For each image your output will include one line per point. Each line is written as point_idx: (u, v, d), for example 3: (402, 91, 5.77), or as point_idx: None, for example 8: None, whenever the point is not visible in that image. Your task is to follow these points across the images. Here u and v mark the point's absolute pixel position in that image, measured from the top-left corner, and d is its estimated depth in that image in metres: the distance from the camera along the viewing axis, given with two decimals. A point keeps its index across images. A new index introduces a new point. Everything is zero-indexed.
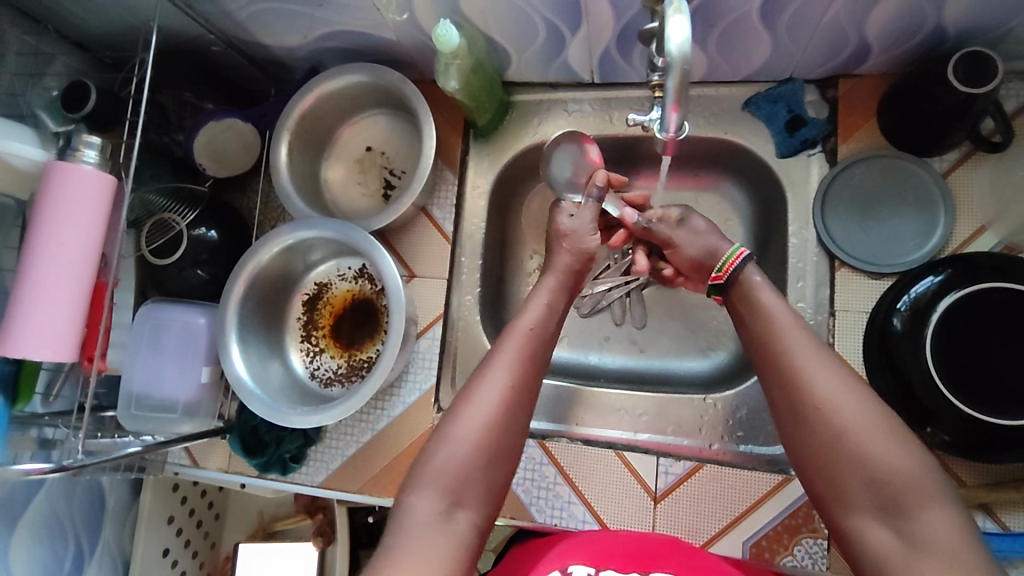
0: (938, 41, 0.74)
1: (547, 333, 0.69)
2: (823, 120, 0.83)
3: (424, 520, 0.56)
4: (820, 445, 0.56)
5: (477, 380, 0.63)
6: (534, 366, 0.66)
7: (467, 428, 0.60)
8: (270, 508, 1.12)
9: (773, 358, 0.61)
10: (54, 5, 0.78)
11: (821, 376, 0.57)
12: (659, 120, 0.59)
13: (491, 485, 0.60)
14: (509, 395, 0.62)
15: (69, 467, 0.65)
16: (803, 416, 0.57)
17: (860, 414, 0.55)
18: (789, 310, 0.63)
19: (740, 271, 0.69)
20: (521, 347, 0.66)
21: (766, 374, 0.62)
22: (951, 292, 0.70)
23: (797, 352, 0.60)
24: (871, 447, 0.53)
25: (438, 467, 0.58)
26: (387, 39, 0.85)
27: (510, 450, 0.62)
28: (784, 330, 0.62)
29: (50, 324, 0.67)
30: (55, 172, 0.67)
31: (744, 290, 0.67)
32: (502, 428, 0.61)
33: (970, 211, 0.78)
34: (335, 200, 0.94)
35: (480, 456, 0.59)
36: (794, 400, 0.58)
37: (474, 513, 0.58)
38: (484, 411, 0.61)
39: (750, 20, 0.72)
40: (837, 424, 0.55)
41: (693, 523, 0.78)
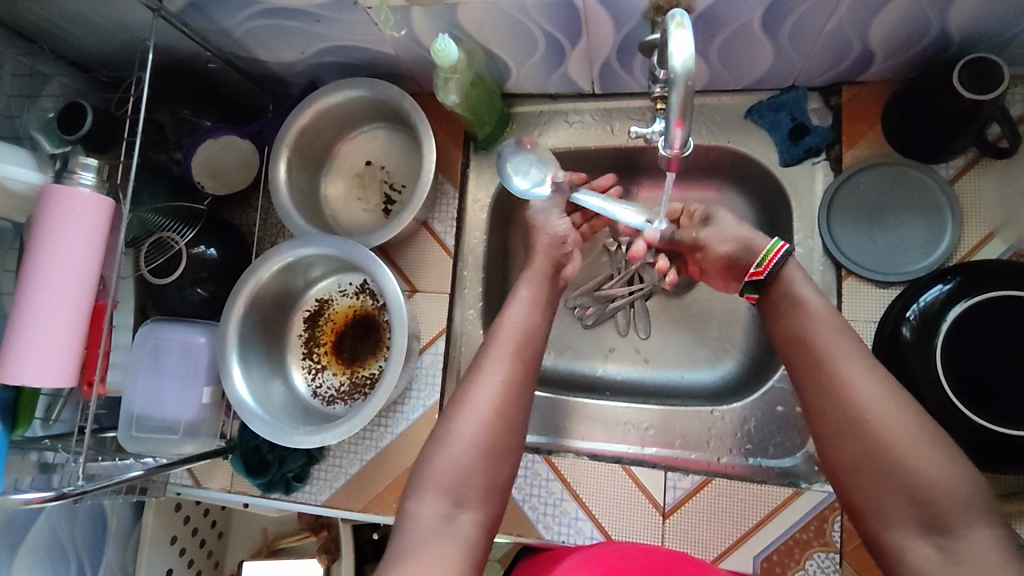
0: (942, 47, 0.73)
1: (535, 332, 0.70)
2: (826, 128, 0.83)
3: (424, 524, 0.56)
4: (864, 457, 0.55)
5: (474, 379, 0.64)
6: (528, 367, 0.67)
7: (466, 428, 0.61)
8: (274, 525, 1.12)
9: (813, 365, 0.60)
10: (50, 26, 0.77)
11: (867, 386, 0.56)
12: (662, 137, 0.57)
13: (490, 486, 0.60)
14: (504, 395, 0.63)
15: (69, 494, 0.64)
16: (847, 425, 0.56)
17: (905, 427, 0.54)
18: (832, 313, 0.62)
19: (782, 266, 0.67)
20: (513, 347, 0.67)
21: (803, 381, 0.60)
22: (960, 302, 0.69)
23: (842, 359, 0.58)
24: (919, 460, 0.52)
25: (437, 470, 0.59)
26: (386, 54, 0.84)
27: (509, 450, 0.62)
28: (827, 335, 0.60)
29: (49, 351, 0.66)
30: (52, 195, 0.66)
31: (777, 288, 0.67)
32: (498, 427, 0.62)
33: (977, 217, 0.77)
34: (335, 215, 0.93)
35: (478, 456, 0.60)
36: (837, 410, 0.57)
37: (478, 513, 0.58)
38: (483, 411, 0.62)
39: (751, 29, 0.71)
40: (882, 435, 0.54)
41: (703, 539, 0.77)
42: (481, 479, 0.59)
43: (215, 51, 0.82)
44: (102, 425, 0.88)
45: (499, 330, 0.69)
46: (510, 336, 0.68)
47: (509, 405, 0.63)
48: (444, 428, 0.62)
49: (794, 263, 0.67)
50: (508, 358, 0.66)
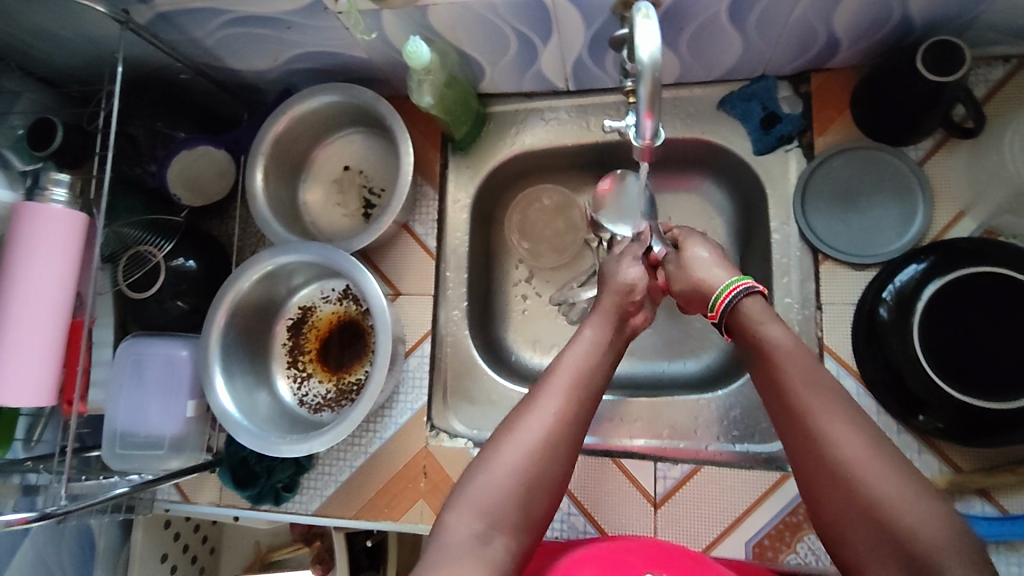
0: (905, 32, 0.74)
1: (599, 373, 0.64)
2: (797, 115, 0.84)
3: (458, 543, 0.52)
4: (847, 510, 0.51)
5: (523, 409, 0.60)
6: (585, 407, 0.61)
7: (509, 456, 0.56)
8: (266, 538, 1.12)
9: (790, 409, 0.57)
10: (15, 42, 0.76)
11: (841, 433, 0.53)
12: (634, 128, 0.58)
13: (529, 516, 0.55)
14: (559, 424, 0.58)
15: (52, 514, 0.63)
16: (826, 478, 0.53)
17: (886, 477, 0.50)
18: (804, 354, 0.59)
19: (733, 305, 0.65)
20: (571, 380, 0.62)
21: (783, 429, 0.57)
22: (935, 279, 0.71)
23: (815, 406, 0.55)
24: (903, 513, 0.49)
25: (477, 492, 0.55)
26: (359, 58, 0.84)
27: (555, 482, 0.57)
28: (797, 379, 0.57)
29: (26, 370, 0.65)
30: (24, 213, 0.65)
31: (739, 326, 0.65)
32: (547, 459, 0.57)
33: (948, 197, 0.78)
34: (315, 222, 0.93)
35: (521, 485, 0.55)
36: (817, 459, 0.54)
37: (512, 538, 0.54)
38: (531, 440, 0.57)
39: (719, 21, 0.72)
40: (863, 488, 0.51)
41: (694, 527, 0.77)
42: (521, 507, 0.55)
43: (186, 62, 0.82)
44: (86, 445, 0.86)
45: (557, 365, 0.64)
46: (571, 371, 0.63)
47: (560, 437, 0.58)
48: (490, 450, 0.57)
49: (752, 299, 0.65)
50: (565, 391, 0.61)
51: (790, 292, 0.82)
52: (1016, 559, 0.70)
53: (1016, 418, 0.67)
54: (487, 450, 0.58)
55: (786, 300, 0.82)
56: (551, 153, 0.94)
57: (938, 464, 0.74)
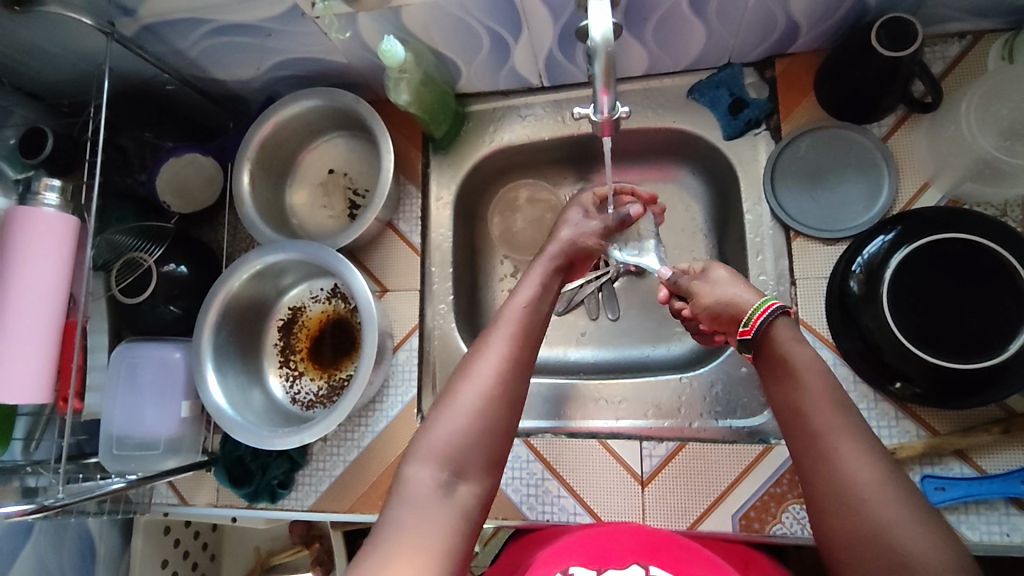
0: (861, 13, 0.77)
1: (539, 316, 0.68)
2: (763, 100, 0.86)
3: (422, 492, 0.54)
4: (854, 536, 0.52)
5: (474, 355, 0.62)
6: (529, 346, 0.64)
7: (465, 400, 0.58)
8: (267, 542, 1.12)
9: (806, 433, 0.57)
10: (6, 59, 0.79)
11: (860, 462, 0.53)
12: (593, 104, 0.60)
13: (489, 459, 0.57)
14: (511, 366, 0.61)
15: (48, 505, 0.65)
16: (838, 505, 0.53)
17: (894, 503, 0.51)
18: (828, 379, 0.59)
19: (767, 325, 0.64)
20: (518, 326, 0.65)
21: (799, 455, 0.57)
22: (902, 248, 0.73)
23: (834, 435, 0.55)
24: (905, 537, 0.49)
25: (439, 440, 0.56)
26: (339, 63, 0.87)
27: (510, 422, 0.60)
28: (816, 405, 0.57)
29: (20, 368, 0.67)
30: (17, 217, 0.68)
31: (764, 345, 0.64)
32: (501, 402, 0.59)
33: (913, 170, 0.80)
34: (302, 224, 0.95)
35: (478, 430, 0.57)
36: (829, 486, 0.54)
37: (476, 485, 0.56)
38: (484, 386, 0.59)
39: (680, 10, 0.75)
40: (872, 514, 0.51)
41: (681, 504, 0.79)
42: (482, 447, 0.57)
43: (172, 73, 0.85)
44: (85, 450, 0.88)
45: (505, 314, 0.67)
46: (515, 317, 0.66)
47: (511, 381, 0.60)
48: (447, 397, 0.59)
49: (783, 321, 0.65)
50: (514, 332, 0.64)
51: (765, 270, 0.84)
52: (995, 517, 0.71)
53: (986, 377, 0.69)
54: (444, 397, 0.60)
55: (762, 278, 0.84)
56: (529, 148, 0.97)
57: (915, 430, 0.75)
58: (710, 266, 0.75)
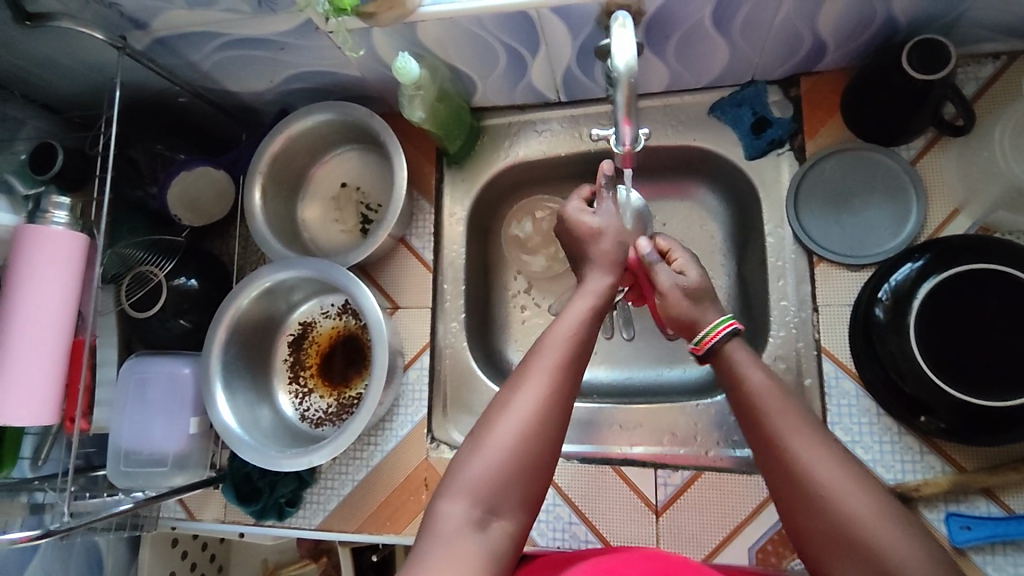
0: (891, 32, 0.74)
1: (589, 340, 0.64)
2: (788, 120, 0.84)
3: (453, 529, 0.54)
4: (828, 537, 0.52)
5: (513, 385, 0.60)
6: (576, 376, 0.61)
7: (502, 436, 0.57)
8: (274, 555, 1.11)
9: (762, 439, 0.57)
10: (18, 71, 0.79)
11: (829, 471, 0.53)
12: (613, 134, 0.58)
13: (525, 494, 0.57)
14: (551, 399, 0.59)
15: (56, 530, 0.64)
16: (807, 508, 0.53)
17: (863, 502, 0.52)
18: (785, 392, 0.59)
19: (723, 345, 0.63)
20: (563, 352, 0.61)
21: (762, 460, 0.57)
22: (930, 277, 0.70)
23: (798, 444, 0.55)
24: (879, 536, 0.50)
25: (471, 478, 0.56)
26: (353, 76, 0.86)
27: (547, 458, 0.58)
28: (776, 415, 0.57)
29: (28, 389, 0.66)
30: (26, 236, 0.67)
31: (718, 362, 0.63)
32: (535, 438, 0.57)
33: (943, 195, 0.78)
34: (314, 238, 0.94)
35: (515, 464, 0.56)
36: (794, 487, 0.54)
37: (509, 522, 0.56)
38: (519, 422, 0.57)
39: (704, 27, 0.73)
40: (842, 514, 0.52)
41: (697, 535, 0.77)
42: (517, 486, 0.56)
43: (184, 85, 0.84)
44: (92, 463, 0.87)
45: (546, 339, 0.63)
46: (562, 341, 0.62)
47: (550, 417, 0.58)
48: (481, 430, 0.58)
49: (737, 343, 0.64)
50: (560, 362, 0.61)
51: (786, 295, 0.82)
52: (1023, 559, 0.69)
53: (1016, 415, 0.67)
54: (479, 429, 0.59)
55: (783, 303, 0.82)
56: (545, 163, 0.95)
57: (941, 465, 0.73)
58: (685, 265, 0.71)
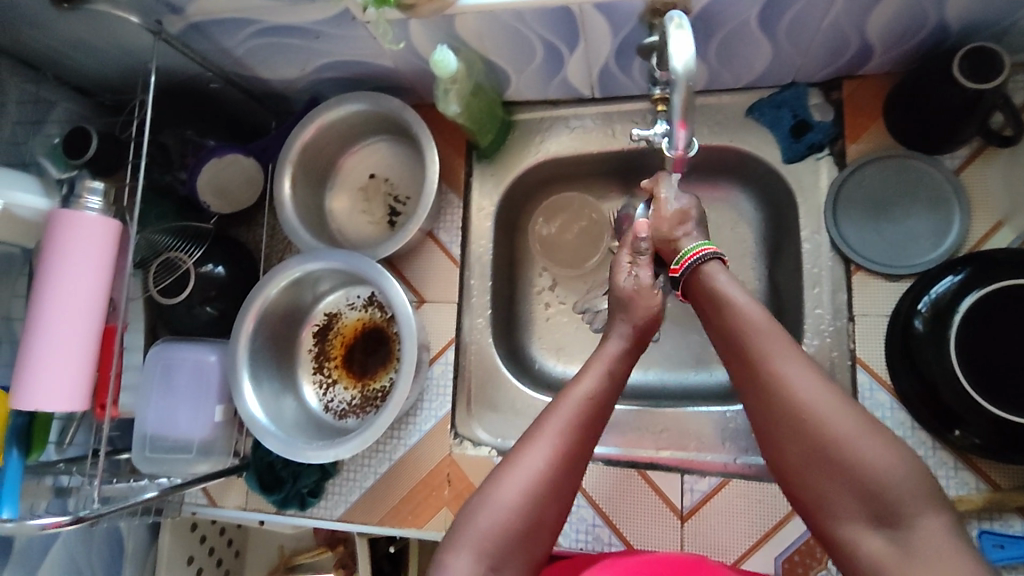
0: (942, 37, 0.72)
1: (605, 405, 0.63)
2: (829, 123, 0.82)
3: None
4: (803, 447, 0.55)
5: (525, 443, 0.60)
6: (588, 441, 0.61)
7: (509, 495, 0.57)
8: (290, 542, 1.11)
9: (743, 356, 0.60)
10: (51, 52, 0.78)
11: (803, 379, 0.56)
12: (666, 138, 0.57)
13: (526, 558, 0.56)
14: (561, 462, 0.59)
15: (85, 518, 0.64)
16: (781, 418, 0.56)
17: (835, 409, 0.54)
18: (763, 311, 0.62)
19: (697, 265, 0.68)
20: (577, 415, 0.61)
21: (745, 384, 0.60)
22: (972, 291, 0.69)
23: (773, 356, 0.58)
24: (857, 452, 0.52)
25: (480, 530, 0.55)
26: (386, 67, 0.85)
27: (549, 522, 0.58)
28: (753, 331, 0.60)
29: (60, 375, 0.66)
30: (60, 221, 0.66)
31: (700, 285, 0.67)
32: (543, 501, 0.57)
33: (986, 207, 0.76)
34: (341, 229, 0.93)
35: (519, 526, 0.56)
36: (775, 406, 0.57)
37: None
38: (529, 482, 0.57)
39: (749, 28, 0.71)
40: (824, 428, 0.54)
41: (722, 542, 0.77)
42: (519, 548, 0.56)
43: (216, 71, 0.83)
44: (116, 446, 0.88)
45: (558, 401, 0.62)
46: (579, 402, 0.62)
47: (559, 478, 0.58)
48: (489, 484, 0.58)
49: (714, 264, 0.68)
50: (575, 425, 0.61)
51: (821, 303, 0.81)
52: None
53: None
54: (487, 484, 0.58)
55: (817, 311, 0.81)
56: (576, 160, 0.94)
57: (974, 482, 0.72)
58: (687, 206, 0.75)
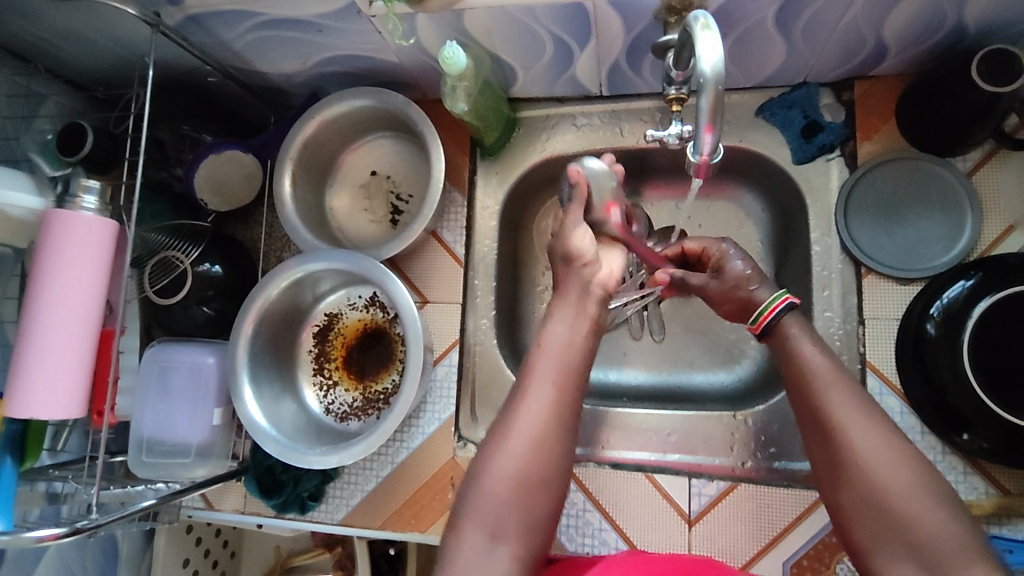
0: (958, 39, 0.72)
1: (582, 352, 0.63)
2: (839, 124, 0.82)
3: (467, 557, 0.51)
4: (862, 505, 0.53)
5: (514, 405, 0.59)
6: (575, 392, 0.61)
7: (506, 463, 0.55)
8: (287, 543, 1.10)
9: (806, 407, 0.59)
10: (43, 44, 0.75)
11: (867, 435, 0.54)
12: (691, 143, 0.56)
13: (529, 521, 0.54)
14: (550, 421, 0.58)
15: (83, 529, 0.62)
16: (843, 474, 0.55)
17: (896, 468, 0.52)
18: (832, 360, 0.60)
19: (776, 322, 0.64)
20: (554, 371, 0.61)
21: (808, 428, 0.59)
22: (987, 295, 0.68)
23: (839, 407, 0.57)
24: (908, 504, 0.51)
25: (478, 501, 0.54)
26: (390, 62, 0.82)
27: (553, 479, 0.56)
28: (821, 379, 0.59)
29: (56, 383, 0.64)
30: (54, 222, 0.64)
31: (774, 339, 0.64)
32: (540, 457, 0.56)
33: (997, 210, 0.76)
34: (342, 228, 0.91)
35: (519, 489, 0.55)
36: (832, 452, 0.56)
37: (517, 546, 0.53)
38: (524, 449, 0.56)
39: (764, 27, 0.70)
40: (882, 486, 0.52)
41: (730, 546, 0.76)
42: (520, 510, 0.54)
43: (215, 65, 0.80)
44: (110, 449, 0.85)
45: (534, 365, 0.62)
46: (556, 357, 0.62)
47: (547, 436, 0.57)
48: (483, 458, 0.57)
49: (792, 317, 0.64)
50: (555, 379, 0.60)
51: (830, 306, 0.80)
52: None
53: None
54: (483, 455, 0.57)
55: (827, 314, 0.80)
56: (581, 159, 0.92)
57: (984, 487, 0.72)
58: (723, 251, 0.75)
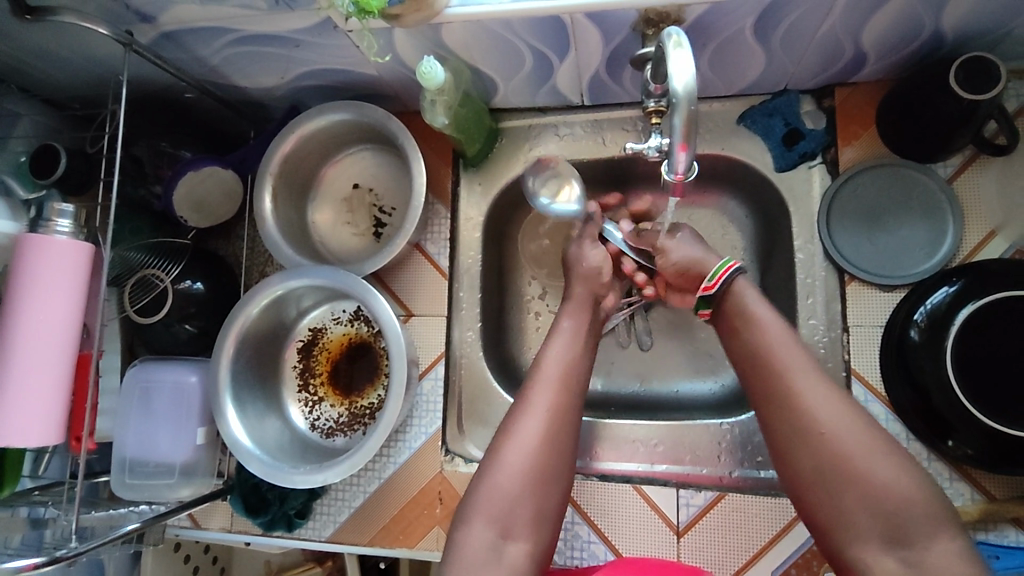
0: (936, 46, 0.72)
1: (579, 364, 0.69)
2: (821, 131, 0.82)
3: (475, 553, 0.57)
4: (817, 467, 0.56)
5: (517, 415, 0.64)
6: (574, 399, 0.66)
7: (512, 463, 0.61)
8: (276, 557, 1.05)
9: (759, 374, 0.62)
10: (15, 63, 0.74)
11: (821, 398, 0.58)
12: (665, 161, 0.56)
13: (539, 513, 0.61)
14: (553, 422, 0.64)
15: (63, 557, 0.61)
16: (796, 433, 0.58)
17: (849, 428, 0.56)
18: (783, 327, 0.64)
19: (730, 281, 0.69)
20: (560, 381, 0.67)
21: (758, 393, 0.62)
22: (969, 303, 0.68)
23: (794, 372, 0.60)
24: (865, 463, 0.55)
25: (489, 496, 0.60)
26: (369, 75, 0.82)
27: (562, 467, 0.63)
28: (775, 346, 0.62)
29: (32, 409, 0.63)
30: (28, 246, 0.63)
31: (729, 301, 0.68)
32: (545, 456, 0.62)
33: (979, 216, 0.76)
34: (325, 242, 0.91)
35: (527, 484, 0.61)
36: (789, 417, 0.59)
37: (527, 544, 0.59)
38: (530, 447, 0.62)
39: (743, 37, 0.69)
40: (836, 446, 0.56)
41: (718, 556, 0.76)
42: (532, 505, 0.60)
43: (191, 81, 0.79)
44: (94, 469, 0.84)
45: (542, 370, 0.68)
46: (557, 371, 0.67)
47: (553, 435, 0.63)
48: (491, 456, 0.62)
49: (744, 279, 0.69)
50: (558, 386, 0.66)
51: (815, 314, 0.80)
52: None
53: None
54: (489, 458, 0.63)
55: (811, 321, 0.80)
56: None
57: (969, 493, 0.73)
58: (673, 228, 0.82)
